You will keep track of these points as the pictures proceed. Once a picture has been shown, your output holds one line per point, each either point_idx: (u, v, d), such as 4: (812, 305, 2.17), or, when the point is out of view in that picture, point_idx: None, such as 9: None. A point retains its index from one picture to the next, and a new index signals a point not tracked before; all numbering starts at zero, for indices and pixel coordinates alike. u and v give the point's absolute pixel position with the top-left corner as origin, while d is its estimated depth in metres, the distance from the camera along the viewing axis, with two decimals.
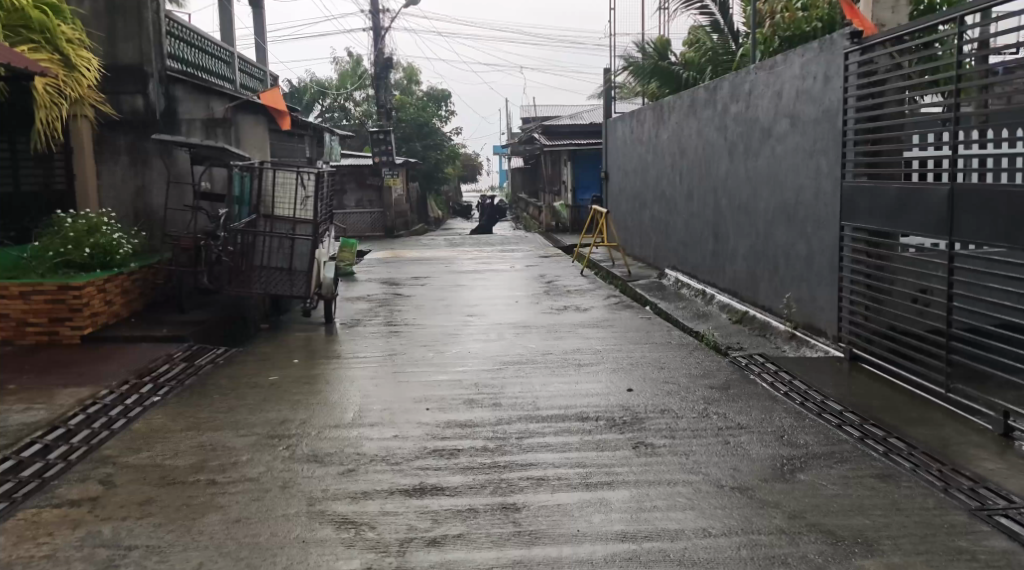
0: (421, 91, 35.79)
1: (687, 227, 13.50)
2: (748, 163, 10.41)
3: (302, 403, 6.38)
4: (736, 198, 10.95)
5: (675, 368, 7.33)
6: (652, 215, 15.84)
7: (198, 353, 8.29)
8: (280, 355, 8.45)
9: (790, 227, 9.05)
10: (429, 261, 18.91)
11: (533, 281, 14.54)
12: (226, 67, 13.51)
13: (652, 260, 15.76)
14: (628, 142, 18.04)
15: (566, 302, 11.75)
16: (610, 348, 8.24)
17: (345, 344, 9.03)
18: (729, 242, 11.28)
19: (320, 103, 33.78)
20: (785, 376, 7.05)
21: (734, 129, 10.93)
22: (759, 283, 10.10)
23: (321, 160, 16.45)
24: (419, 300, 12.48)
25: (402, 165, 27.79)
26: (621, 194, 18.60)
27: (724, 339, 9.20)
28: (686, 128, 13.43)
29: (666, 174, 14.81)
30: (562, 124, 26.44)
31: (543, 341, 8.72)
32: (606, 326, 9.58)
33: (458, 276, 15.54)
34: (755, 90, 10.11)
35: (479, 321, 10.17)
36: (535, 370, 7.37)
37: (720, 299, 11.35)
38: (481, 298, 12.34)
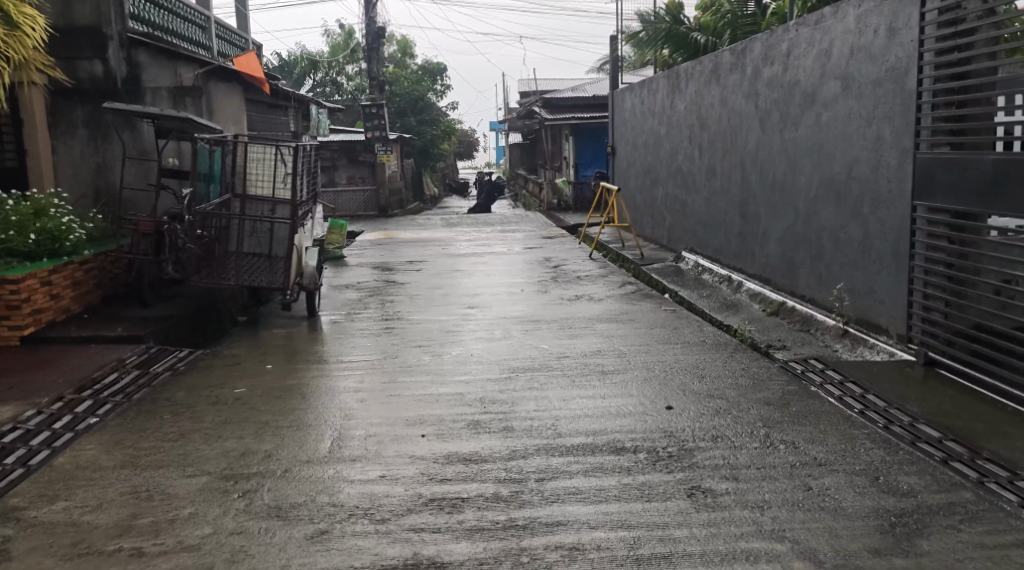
0: (416, 65, 34.45)
1: (708, 206, 12.32)
2: (785, 132, 9.22)
3: (269, 428, 5.20)
4: (769, 173, 9.77)
5: (719, 375, 6.15)
6: (667, 192, 14.65)
7: (156, 358, 7.08)
8: (253, 358, 7.26)
9: (840, 206, 7.87)
10: (424, 242, 17.66)
11: (539, 265, 13.33)
12: (201, 32, 12.23)
13: (667, 241, 14.59)
14: (638, 114, 16.82)
15: (577, 291, 10.56)
16: (636, 350, 7.07)
17: (329, 344, 7.84)
18: (761, 222, 10.11)
19: (312, 77, 32.47)
20: (856, 390, 5.75)
21: (768, 94, 9.73)
22: (798, 271, 8.93)
23: (307, 134, 15.18)
24: (413, 289, 11.27)
25: (396, 141, 26.48)
26: (630, 169, 17.38)
27: (763, 336, 8.01)
28: (707, 97, 12.23)
29: (683, 147, 13.60)
30: (564, 97, 25.16)
31: (557, 341, 7.53)
32: (627, 321, 8.40)
33: (456, 260, 14.32)
34: (796, 50, 8.91)
35: (482, 314, 8.98)
36: (552, 379, 6.19)
37: (749, 287, 10.18)
38: (483, 286, 11.14)
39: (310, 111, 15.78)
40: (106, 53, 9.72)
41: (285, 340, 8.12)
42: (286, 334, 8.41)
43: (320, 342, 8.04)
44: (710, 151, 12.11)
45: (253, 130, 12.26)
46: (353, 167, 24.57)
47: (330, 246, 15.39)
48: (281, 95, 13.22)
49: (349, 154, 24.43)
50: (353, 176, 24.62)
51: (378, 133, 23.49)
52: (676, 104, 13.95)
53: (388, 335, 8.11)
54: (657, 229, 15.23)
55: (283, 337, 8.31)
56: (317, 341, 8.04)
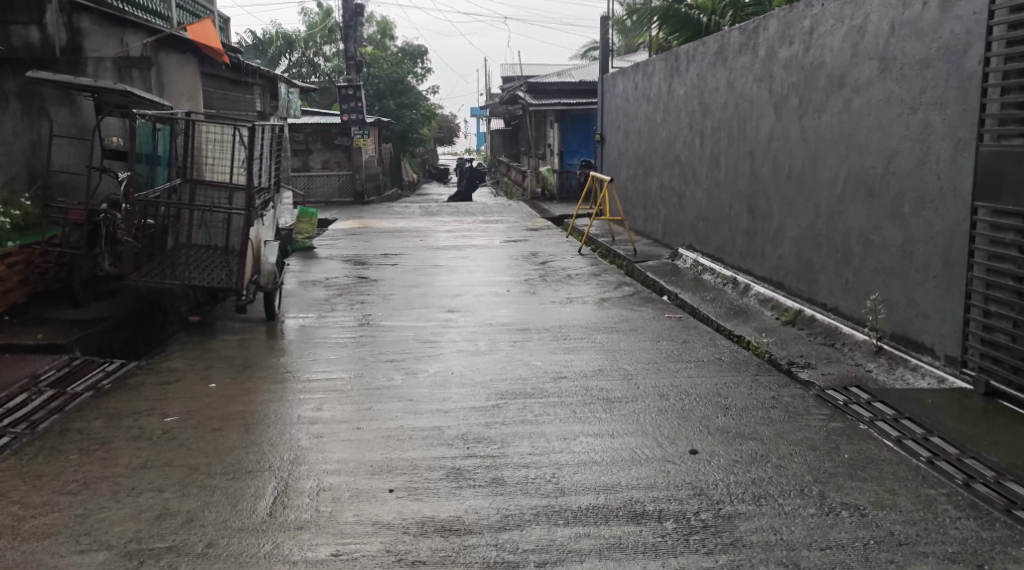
0: (396, 47, 33.29)
1: (709, 199, 11.36)
2: (805, 120, 8.25)
3: (199, 475, 4.18)
4: (784, 165, 8.82)
5: (747, 404, 5.18)
6: (662, 183, 13.69)
7: (76, 376, 6.04)
8: (195, 372, 6.25)
9: (873, 204, 6.91)
10: (401, 233, 16.57)
11: (525, 261, 12.31)
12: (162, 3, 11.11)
13: (662, 237, 13.63)
14: (631, 100, 15.84)
15: (568, 292, 9.58)
16: (643, 370, 6.08)
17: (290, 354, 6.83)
18: (772, 220, 9.16)
19: (288, 57, 31.26)
20: (916, 431, 4.69)
21: (784, 77, 8.75)
22: (819, 276, 7.96)
23: (274, 115, 14.09)
24: (386, 287, 10.23)
25: (373, 126, 25.36)
26: (622, 157, 16.39)
27: (782, 351, 7.02)
28: (710, 81, 11.26)
29: (682, 135, 12.61)
30: (549, 82, 24.14)
31: (551, 357, 6.54)
32: (627, 332, 7.43)
33: (435, 254, 13.27)
34: (820, 28, 7.93)
35: (464, 320, 7.98)
36: (550, 409, 5.19)
37: (759, 291, 9.22)
38: (464, 285, 10.12)
39: (280, 90, 14.69)
40: (44, 17, 8.71)
41: (239, 347, 7.10)
42: (241, 340, 7.37)
43: (281, 349, 7.03)
44: (714, 140, 11.13)
45: (213, 109, 11.11)
46: (328, 150, 23.38)
47: (298, 234, 14.38)
48: (245, 70, 12.10)
49: (324, 137, 23.25)
50: (328, 160, 23.44)
51: (354, 115, 22.37)
52: (675, 89, 12.95)
53: (357, 344, 7.11)
54: (650, 222, 14.26)
55: (238, 342, 7.28)
56: (277, 348, 7.03)
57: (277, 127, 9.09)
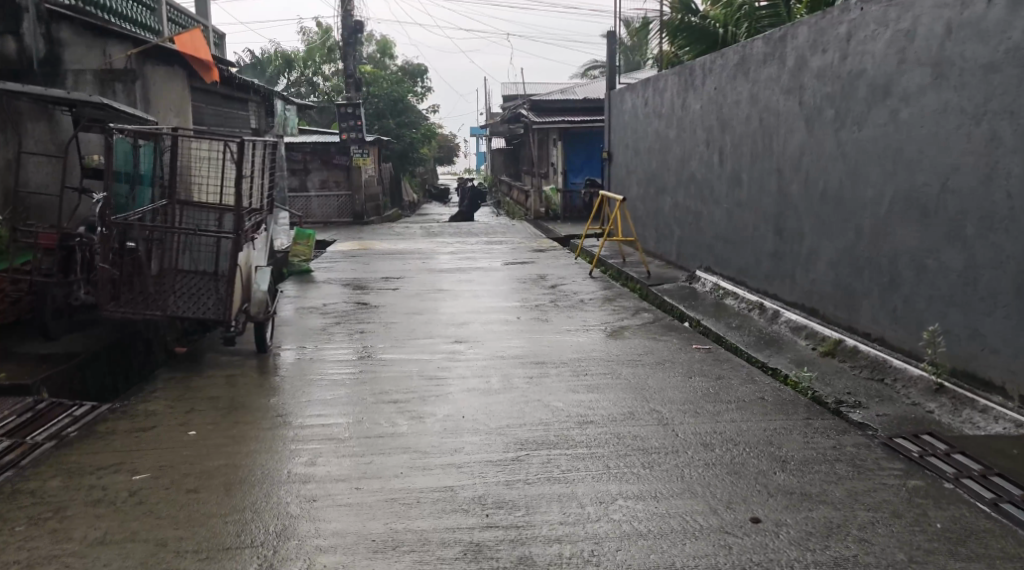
0: (396, 66, 32.78)
1: (730, 219, 10.70)
2: (842, 134, 7.61)
3: (167, 551, 3.70)
4: (817, 182, 8.17)
5: (807, 457, 4.50)
6: (676, 202, 13.04)
7: (39, 424, 5.38)
8: (177, 414, 5.60)
9: (926, 224, 6.27)
10: (402, 255, 15.90)
11: (534, 284, 11.65)
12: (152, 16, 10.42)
13: (677, 258, 12.97)
14: (640, 116, 15.21)
15: (583, 320, 8.92)
16: (680, 413, 5.41)
17: (286, 391, 6.17)
18: (803, 241, 8.52)
19: (286, 77, 30.76)
20: (1013, 491, 4.03)
21: (817, 88, 8.12)
22: (861, 302, 7.30)
23: (270, 133, 13.45)
24: (388, 315, 9.56)
25: (372, 145, 24.77)
26: (632, 174, 15.76)
27: (828, 389, 6.31)
28: (729, 94, 10.61)
29: (697, 151, 11.98)
30: (552, 99, 23.56)
31: (573, 397, 5.85)
32: (654, 366, 6.76)
33: (438, 277, 12.60)
34: (858, 33, 7.30)
35: (473, 352, 7.32)
36: (580, 464, 4.50)
37: (789, 318, 8.56)
38: (471, 312, 9.45)
39: (276, 108, 14.03)
40: (20, 26, 8.04)
41: (229, 382, 6.45)
42: (231, 374, 6.70)
43: (276, 385, 6.37)
44: (734, 157, 10.49)
45: (204, 126, 10.39)
46: (326, 169, 22.71)
47: (294, 257, 13.73)
48: (238, 86, 11.43)
49: (322, 156, 22.59)
50: (326, 180, 22.78)
51: (353, 134, 21.76)
52: (689, 104, 12.31)
53: (359, 379, 6.45)
54: (663, 243, 13.62)
55: (230, 377, 6.63)
56: (270, 384, 6.38)
57: (269, 144, 8.42)
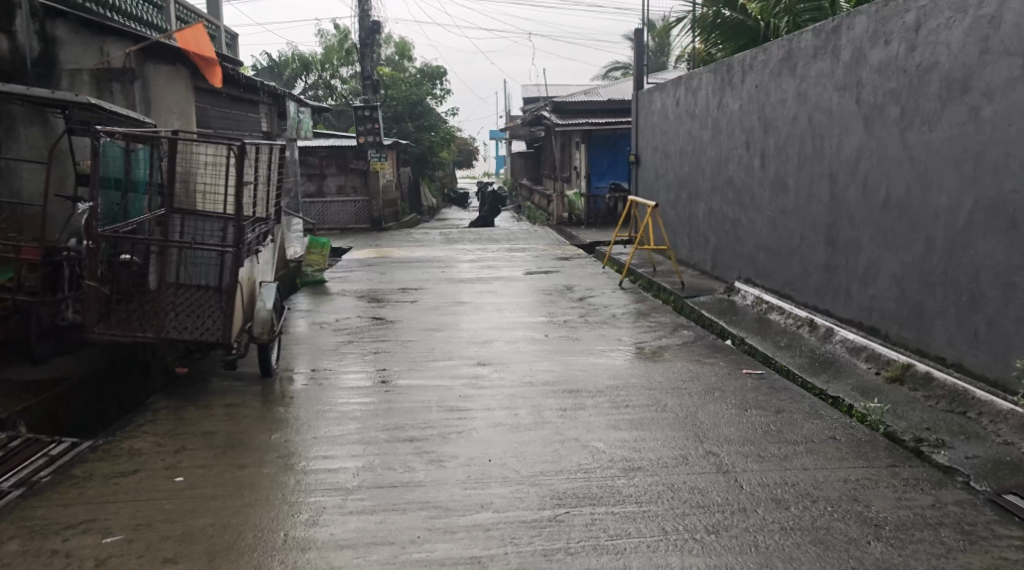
0: (415, 68, 32.15)
1: (771, 227, 10.02)
2: (908, 135, 6.96)
3: None
4: (876, 189, 7.54)
5: (902, 521, 3.88)
6: (710, 208, 12.37)
7: (9, 464, 4.66)
8: (168, 452, 4.93)
9: (1016, 238, 5.80)
10: (421, 264, 15.21)
11: (562, 296, 10.93)
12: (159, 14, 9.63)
13: (711, 268, 12.29)
14: (670, 117, 14.50)
15: (619, 338, 8.21)
16: (741, 457, 4.68)
17: (295, 422, 5.51)
18: (860, 253, 7.84)
19: (304, 80, 30.19)
20: None
21: (878, 85, 7.45)
22: (932, 322, 6.69)
23: (282, 137, 12.73)
24: (405, 331, 8.87)
25: (391, 149, 24.14)
26: (661, 179, 15.05)
27: (904, 425, 5.71)
28: (772, 92, 9.92)
29: (735, 155, 11.29)
30: (575, 101, 22.83)
31: (614, 435, 5.14)
32: (703, 396, 6.03)
33: (458, 288, 11.91)
34: (930, 21, 6.63)
35: (498, 377, 6.63)
36: (631, 528, 3.84)
37: (844, 337, 7.87)
38: (494, 328, 8.75)
39: (289, 111, 13.29)
40: (14, 23, 7.30)
41: (233, 409, 5.80)
42: (234, 400, 6.05)
43: (283, 414, 5.71)
44: (777, 160, 9.81)
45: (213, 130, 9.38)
46: (343, 174, 22.06)
47: (308, 267, 13.16)
48: (248, 86, 10.71)
49: (339, 161, 21.94)
50: (344, 185, 22.13)
51: (371, 138, 21.12)
52: (725, 104, 11.62)
53: (373, 410, 5.79)
54: (696, 251, 12.94)
55: (234, 403, 5.97)
56: (277, 413, 5.72)
57: (277, 148, 7.76)
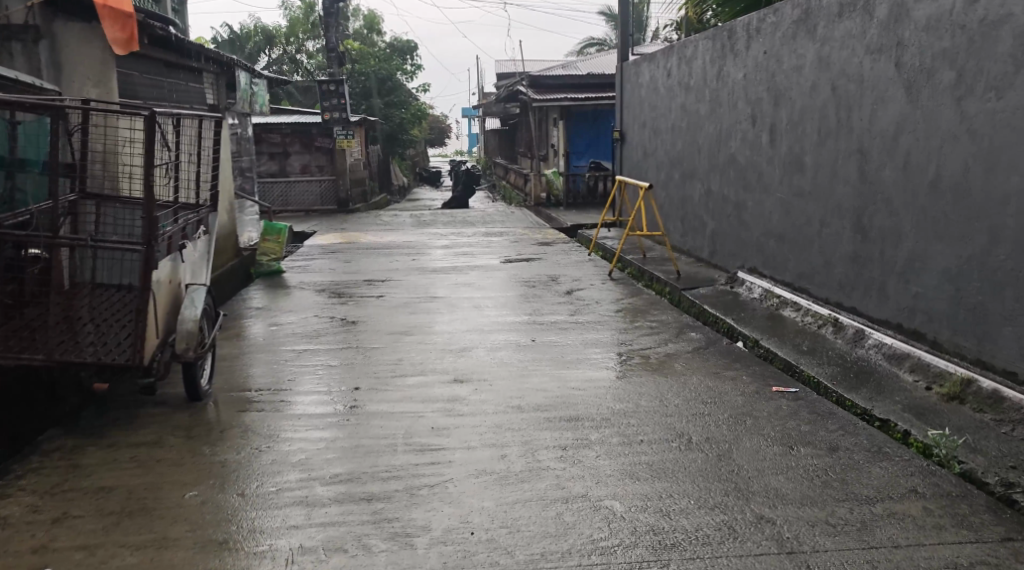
0: (384, 42, 30.73)
1: (782, 210, 8.92)
2: (966, 105, 5.98)
3: None
4: (921, 167, 6.47)
5: None
6: (707, 189, 11.25)
7: None
8: (41, 523, 3.73)
9: None
10: (390, 250, 13.97)
11: (547, 289, 9.77)
12: None
13: (710, 255, 11.18)
14: (660, 90, 13.33)
15: (619, 342, 7.07)
16: (805, 528, 3.62)
17: (222, 464, 4.31)
18: (899, 243, 6.75)
19: (267, 54, 28.74)
20: None
21: (924, 46, 6.37)
22: (1000, 328, 5.71)
23: (227, 109, 11.44)
24: (371, 334, 7.68)
25: (358, 126, 22.79)
26: (650, 158, 13.89)
27: (987, 464, 4.63)
28: (783, 58, 8.80)
29: (737, 130, 10.14)
30: (552, 75, 21.59)
31: (634, 488, 3.99)
32: (733, 426, 4.90)
33: (430, 280, 10.72)
34: None
35: (481, 399, 5.48)
36: None
37: (879, 340, 6.76)
38: (473, 332, 7.58)
39: (240, 81, 12.00)
40: None
41: (144, 447, 4.58)
42: (150, 434, 4.85)
43: (209, 453, 4.51)
44: (790, 136, 8.68)
45: (140, 100, 8.09)
46: (308, 152, 20.70)
47: (262, 256, 12.04)
48: (187, 51, 9.50)
49: (303, 138, 20.58)
50: (308, 165, 20.77)
51: (337, 114, 19.83)
52: (726, 74, 10.47)
53: (323, 449, 4.62)
54: (691, 237, 11.82)
55: (150, 437, 4.77)
56: (202, 452, 4.52)
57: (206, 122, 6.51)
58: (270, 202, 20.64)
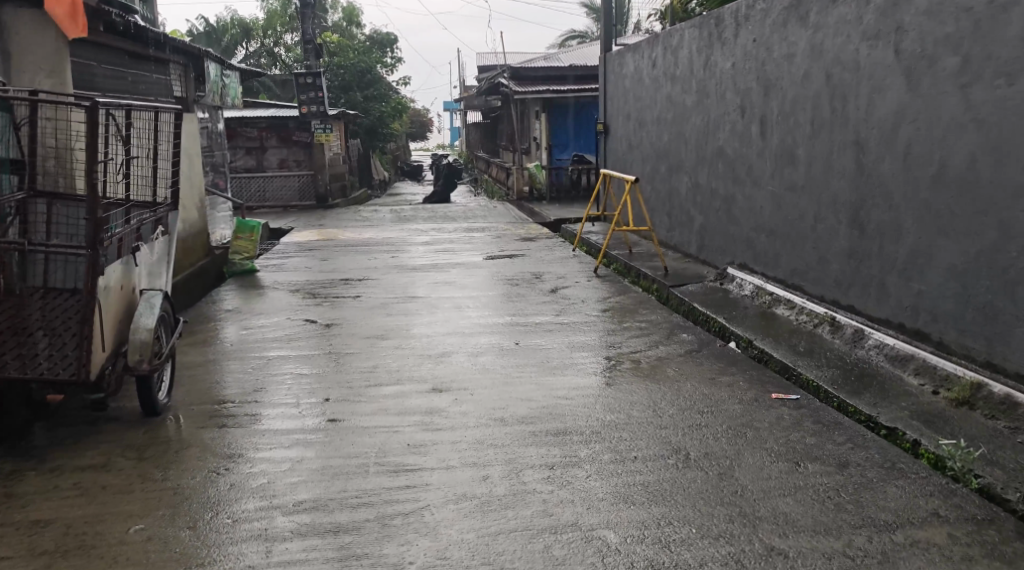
0: (363, 34, 30.22)
1: (774, 204, 8.56)
2: (973, 93, 5.63)
3: None
4: (923, 159, 6.13)
5: None
6: (694, 182, 10.89)
7: None
8: None
9: None
10: (369, 247, 13.56)
11: (530, 288, 9.40)
12: None
13: (698, 250, 10.83)
14: (645, 80, 12.95)
15: (606, 345, 6.71)
16: (821, 562, 3.37)
17: (171, 492, 4.09)
18: (899, 239, 6.41)
19: (244, 47, 28.21)
20: None
21: (925, 31, 6.01)
22: (1011, 329, 5.38)
23: (190, 102, 11.01)
24: (345, 339, 7.28)
25: (336, 119, 22.33)
26: (636, 150, 13.50)
27: (1005, 478, 4.29)
28: (774, 45, 8.43)
29: (726, 121, 9.77)
30: (534, 66, 21.17)
31: (630, 514, 3.70)
32: (732, 438, 4.54)
33: (409, 278, 10.33)
34: None
35: (461, 412, 5.10)
36: None
37: (880, 341, 6.41)
38: (452, 336, 7.20)
39: (207, 73, 11.57)
40: None
41: (90, 471, 4.37)
42: (98, 459, 4.55)
43: (160, 477, 4.27)
44: (781, 126, 8.32)
45: (92, 91, 7.66)
46: (285, 147, 20.22)
47: (234, 255, 11.62)
48: (149, 39, 9.18)
49: (280, 132, 20.08)
50: (285, 159, 20.29)
51: (314, 107, 19.37)
52: (712, 63, 10.10)
53: (299, 470, 4.30)
54: (679, 231, 11.46)
55: (98, 459, 4.53)
56: (152, 476, 4.28)
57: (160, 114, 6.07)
58: (247, 198, 20.17)
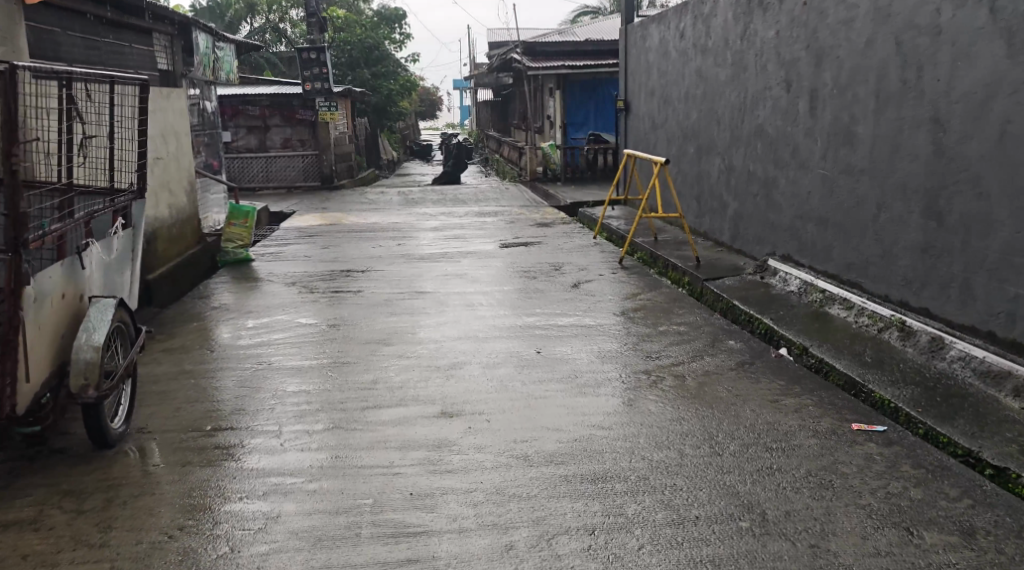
0: (371, 9, 29.25)
1: (825, 189, 7.60)
2: None
3: None
4: None
5: None
6: (729, 164, 9.92)
7: None
8: None
9: None
10: (373, 233, 12.67)
11: (551, 282, 8.47)
12: None
13: (732, 239, 9.87)
14: (671, 53, 11.96)
15: (642, 356, 5.79)
16: None
17: (108, 565, 3.36)
18: (992, 233, 5.50)
19: (249, 21, 27.27)
20: None
21: None
22: None
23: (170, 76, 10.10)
24: (341, 344, 6.39)
25: (342, 97, 21.39)
26: (661, 129, 12.52)
27: None
28: (829, 9, 7.46)
29: (766, 96, 8.80)
30: (548, 41, 20.18)
31: None
32: (815, 491, 3.67)
33: (417, 270, 9.44)
34: None
35: (476, 446, 4.24)
36: None
37: (964, 352, 5.49)
38: (465, 342, 6.32)
39: (195, 45, 10.65)
40: None
41: (15, 529, 3.58)
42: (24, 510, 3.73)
43: (99, 541, 3.50)
44: (834, 102, 7.36)
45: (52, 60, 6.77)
46: (289, 125, 19.26)
47: (228, 243, 10.70)
48: (126, 7, 8.34)
49: (283, 110, 19.10)
50: (289, 138, 19.34)
51: (319, 84, 18.40)
52: (752, 31, 9.12)
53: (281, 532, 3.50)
54: (711, 217, 10.49)
55: (27, 512, 3.71)
56: (89, 540, 3.51)
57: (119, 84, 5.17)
58: (248, 179, 19.25)
